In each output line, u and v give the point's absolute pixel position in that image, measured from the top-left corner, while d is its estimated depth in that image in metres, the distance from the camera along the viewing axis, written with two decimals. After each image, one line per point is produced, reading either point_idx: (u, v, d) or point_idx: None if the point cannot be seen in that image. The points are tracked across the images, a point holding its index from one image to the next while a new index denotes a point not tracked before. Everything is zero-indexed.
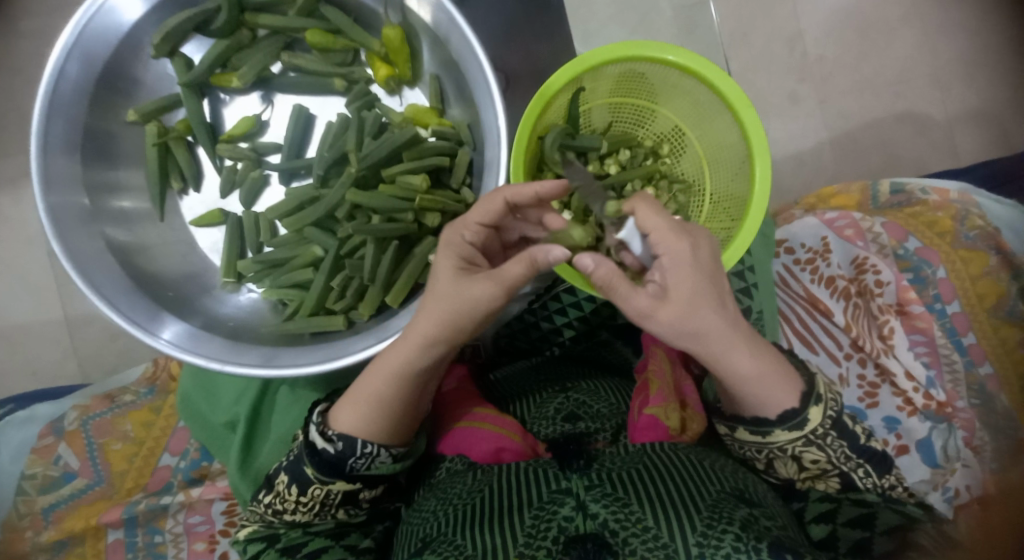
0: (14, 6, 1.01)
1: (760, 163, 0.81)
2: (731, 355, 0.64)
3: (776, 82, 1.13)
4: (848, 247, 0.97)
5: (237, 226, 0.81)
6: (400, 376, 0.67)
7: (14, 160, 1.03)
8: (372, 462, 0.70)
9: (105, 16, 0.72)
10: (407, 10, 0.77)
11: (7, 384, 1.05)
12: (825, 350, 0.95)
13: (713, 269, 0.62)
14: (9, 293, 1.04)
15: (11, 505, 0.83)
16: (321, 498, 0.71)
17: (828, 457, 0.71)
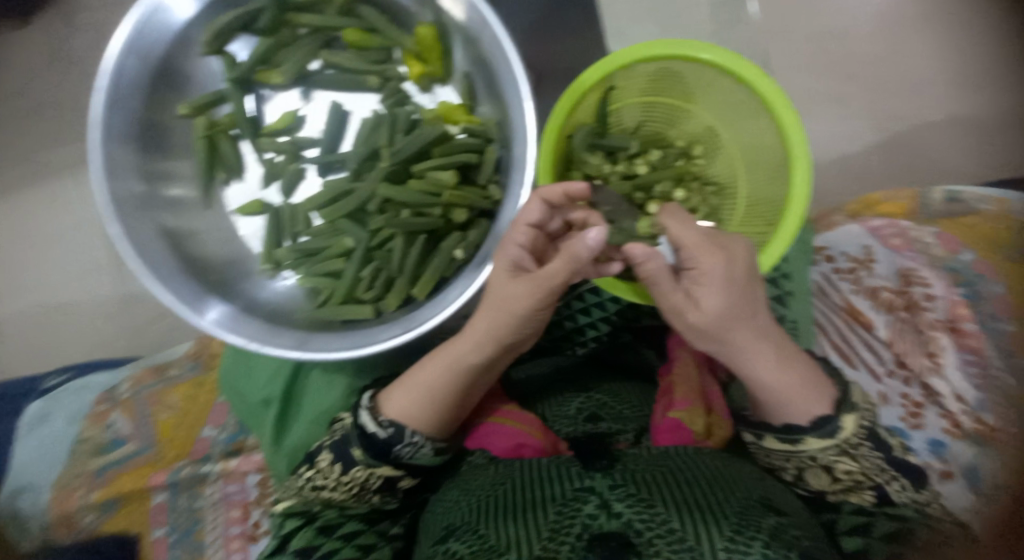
0: (76, 3, 1.09)
1: (798, 166, 0.79)
2: (753, 352, 0.70)
3: (820, 84, 1.10)
4: (895, 257, 0.92)
5: (276, 216, 0.85)
6: (469, 371, 0.73)
7: (70, 147, 1.10)
8: (417, 453, 0.74)
9: (161, 15, 0.77)
10: (441, 11, 0.81)
11: (58, 357, 1.11)
12: (864, 365, 0.90)
13: (743, 286, 0.67)
14: (69, 273, 1.12)
15: (64, 465, 0.88)
16: (360, 483, 0.75)
17: (862, 467, 0.72)
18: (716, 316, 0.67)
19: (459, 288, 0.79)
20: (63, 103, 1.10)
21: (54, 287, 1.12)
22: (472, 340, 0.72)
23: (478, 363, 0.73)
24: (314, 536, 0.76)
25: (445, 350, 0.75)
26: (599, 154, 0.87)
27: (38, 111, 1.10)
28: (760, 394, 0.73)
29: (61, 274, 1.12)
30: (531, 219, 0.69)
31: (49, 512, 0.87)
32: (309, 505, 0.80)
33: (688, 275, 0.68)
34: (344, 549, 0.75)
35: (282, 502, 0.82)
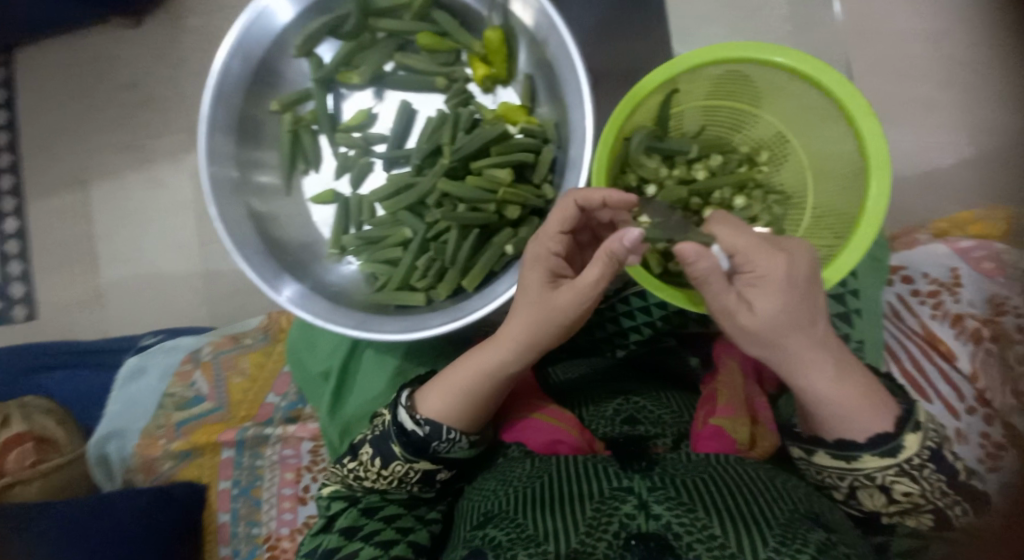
0: (182, 7, 1.22)
1: (875, 181, 0.74)
2: (811, 369, 0.65)
3: (905, 86, 1.09)
4: (984, 282, 0.85)
5: (345, 206, 0.92)
6: (501, 376, 0.73)
7: (171, 138, 1.22)
8: (452, 447, 0.76)
9: (264, 19, 0.86)
10: (510, 14, 0.85)
11: (148, 322, 1.22)
12: (940, 398, 0.84)
13: (808, 289, 0.62)
14: (164, 248, 1.23)
15: (151, 416, 1.00)
16: (400, 474, 0.78)
17: (923, 490, 0.67)
18: (769, 324, 0.62)
19: (507, 280, 0.81)
20: (170, 97, 1.22)
21: (150, 259, 1.23)
22: (506, 341, 0.72)
23: (512, 363, 0.73)
24: (358, 516, 0.80)
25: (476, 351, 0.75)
26: (657, 158, 0.86)
27: (145, 100, 1.23)
28: (818, 412, 0.68)
29: (157, 248, 1.23)
30: (563, 225, 0.70)
31: (137, 456, 0.99)
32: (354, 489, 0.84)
33: (742, 278, 0.64)
34: (384, 530, 0.78)
35: (330, 486, 0.87)
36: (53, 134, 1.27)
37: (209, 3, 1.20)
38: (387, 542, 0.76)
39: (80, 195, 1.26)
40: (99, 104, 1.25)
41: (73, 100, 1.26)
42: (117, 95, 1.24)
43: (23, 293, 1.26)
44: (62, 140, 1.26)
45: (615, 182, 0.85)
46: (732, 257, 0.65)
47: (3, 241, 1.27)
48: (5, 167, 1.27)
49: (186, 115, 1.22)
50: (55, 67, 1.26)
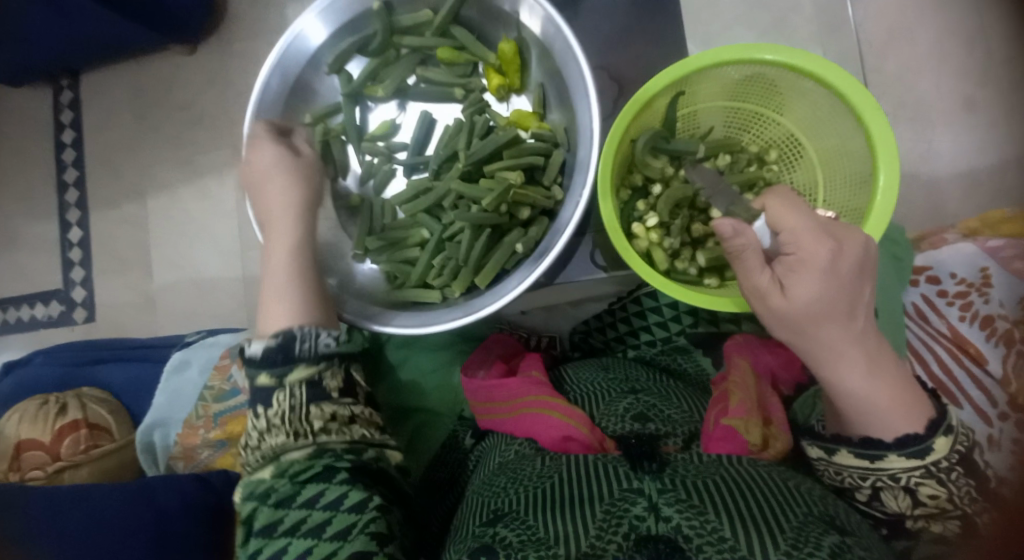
0: (234, 34, 1.34)
1: (884, 175, 0.74)
2: (843, 355, 0.68)
3: (946, 86, 1.08)
4: (1016, 283, 0.83)
5: (369, 211, 0.97)
6: (296, 268, 0.82)
7: (223, 152, 1.34)
8: (316, 348, 0.76)
9: (297, 42, 0.93)
10: (523, 27, 0.90)
11: (195, 323, 1.32)
12: (970, 401, 0.81)
13: (850, 278, 0.67)
14: (210, 253, 1.33)
15: (193, 406, 1.07)
16: (290, 404, 0.74)
17: (949, 494, 0.68)
18: (800, 308, 0.67)
19: (515, 280, 0.84)
20: (220, 116, 1.34)
21: (198, 264, 1.34)
22: (278, 223, 0.84)
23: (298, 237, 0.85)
24: (273, 510, 0.70)
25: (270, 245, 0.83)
26: (664, 158, 0.88)
27: (195, 119, 1.36)
28: (844, 403, 0.70)
29: (205, 254, 1.33)
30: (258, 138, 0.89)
31: (177, 446, 1.05)
32: (259, 469, 0.73)
33: (781, 263, 0.69)
34: (311, 516, 0.69)
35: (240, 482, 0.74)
36: (113, 151, 1.40)
37: (254, 29, 1.33)
38: (320, 527, 0.69)
39: (137, 206, 1.38)
40: (155, 123, 1.38)
41: (132, 120, 1.39)
42: (174, 116, 1.37)
43: (83, 296, 1.38)
44: (121, 156, 1.39)
45: (621, 182, 0.88)
46: (778, 236, 0.71)
47: (67, 248, 1.40)
48: (71, 181, 1.41)
49: (234, 132, 1.33)
50: (117, 91, 1.40)
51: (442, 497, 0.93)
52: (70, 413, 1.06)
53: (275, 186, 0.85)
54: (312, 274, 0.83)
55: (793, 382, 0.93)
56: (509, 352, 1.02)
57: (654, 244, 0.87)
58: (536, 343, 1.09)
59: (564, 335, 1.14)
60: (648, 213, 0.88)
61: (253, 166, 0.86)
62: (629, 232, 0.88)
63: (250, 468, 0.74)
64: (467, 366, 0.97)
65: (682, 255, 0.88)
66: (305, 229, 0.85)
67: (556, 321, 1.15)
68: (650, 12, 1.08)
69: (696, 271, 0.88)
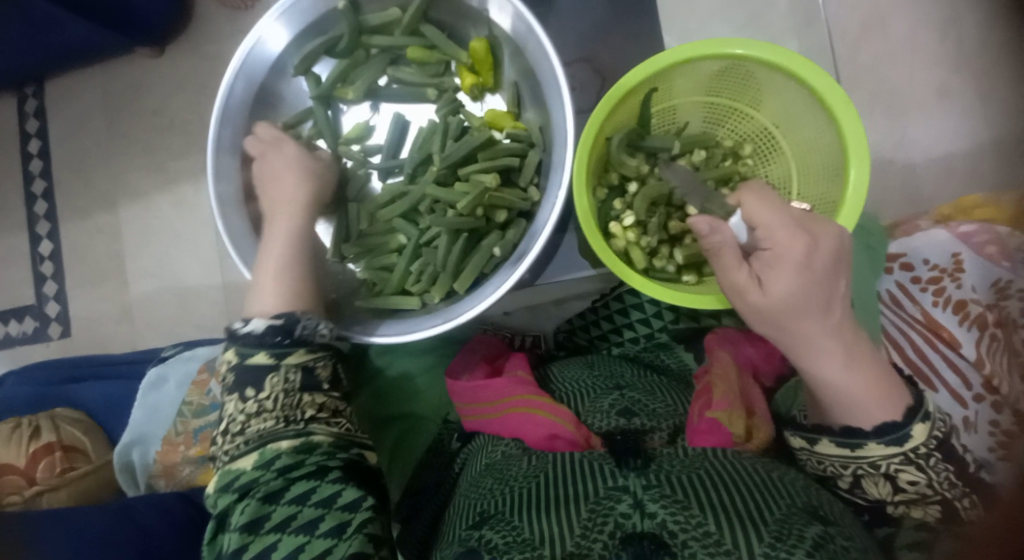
0: (202, 36, 1.30)
1: (855, 167, 0.74)
2: (821, 351, 0.68)
3: None
4: (990, 268, 0.83)
5: (344, 216, 0.95)
6: (286, 258, 0.83)
7: (196, 158, 1.30)
8: (315, 335, 0.77)
9: (261, 48, 0.91)
10: (493, 25, 0.88)
11: (175, 334, 1.30)
12: (946, 386, 0.82)
13: (825, 273, 0.67)
14: (189, 262, 1.30)
15: (172, 423, 1.06)
16: (284, 389, 0.74)
17: (928, 479, 0.69)
18: (779, 304, 0.67)
19: (499, 279, 0.83)
20: (191, 120, 1.31)
21: (176, 273, 1.31)
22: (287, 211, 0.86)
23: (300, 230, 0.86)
24: (261, 505, 0.68)
25: (273, 231, 0.85)
26: (640, 156, 0.87)
27: (167, 124, 1.32)
28: (828, 397, 0.71)
29: (183, 263, 1.31)
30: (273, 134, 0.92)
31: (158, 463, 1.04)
32: (241, 462, 0.71)
33: (759, 258, 0.69)
34: (302, 512, 0.68)
35: (216, 476, 0.72)
36: (81, 160, 1.36)
37: (223, 30, 1.29)
38: (310, 524, 0.68)
39: (109, 216, 1.35)
40: (123, 130, 1.34)
41: (100, 127, 1.35)
42: (143, 121, 1.33)
43: (57, 311, 1.35)
44: (90, 166, 1.36)
45: (596, 181, 0.87)
46: (755, 230, 0.71)
47: (38, 262, 1.37)
48: (39, 192, 1.37)
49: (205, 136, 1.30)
50: (84, 98, 1.36)
51: (424, 504, 0.90)
52: (44, 436, 1.04)
53: (287, 176, 0.88)
54: (305, 269, 0.84)
55: (775, 373, 0.94)
56: (493, 352, 1.01)
57: (632, 244, 0.87)
58: (520, 343, 1.09)
59: (548, 333, 1.12)
60: (625, 212, 0.87)
61: (268, 155, 0.89)
62: (606, 231, 0.87)
63: (229, 462, 0.72)
64: (452, 370, 0.96)
65: (660, 253, 0.88)
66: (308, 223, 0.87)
67: (540, 321, 1.12)
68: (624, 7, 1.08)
69: (674, 268, 0.88)
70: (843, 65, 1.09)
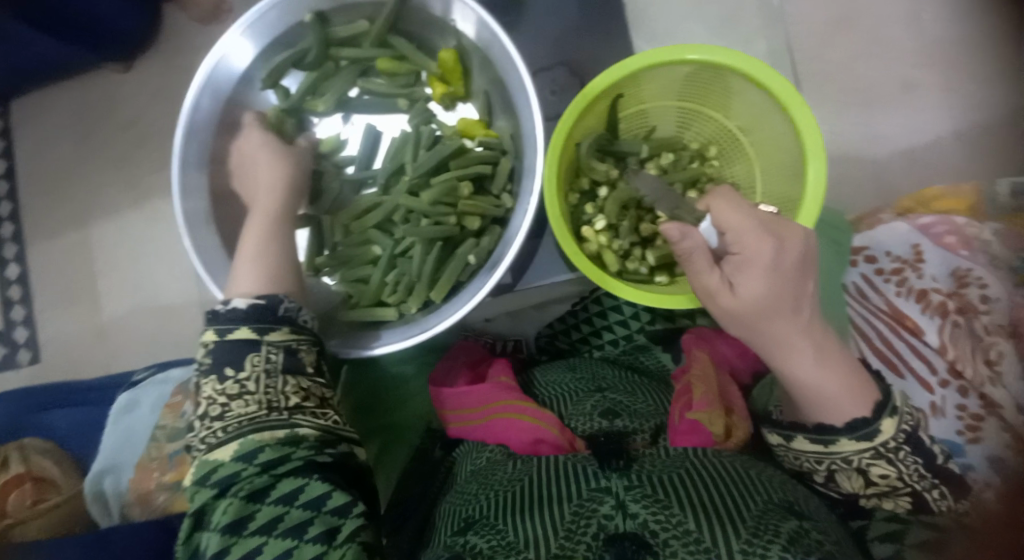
0: (175, 49, 1.28)
1: (813, 166, 0.77)
2: (794, 347, 0.70)
3: (889, 65, 1.08)
4: (949, 257, 0.86)
5: (319, 227, 0.95)
6: (264, 242, 0.82)
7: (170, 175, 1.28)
8: (298, 317, 0.75)
9: (227, 63, 0.91)
10: (459, 36, 0.89)
11: (152, 354, 1.27)
12: (913, 371, 0.84)
13: (792, 272, 0.69)
14: (164, 280, 1.28)
15: (145, 446, 1.05)
16: (266, 370, 0.70)
17: (899, 473, 0.71)
18: (750, 305, 0.69)
19: (474, 287, 0.84)
20: (165, 136, 1.29)
21: (149, 293, 1.29)
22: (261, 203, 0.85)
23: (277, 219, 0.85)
24: (245, 504, 0.64)
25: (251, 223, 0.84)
26: (610, 160, 0.89)
27: (141, 140, 1.29)
28: (801, 397, 0.73)
29: (159, 281, 1.28)
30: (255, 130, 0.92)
31: (130, 494, 1.00)
32: (222, 452, 0.67)
33: (729, 261, 0.71)
34: (290, 514, 0.65)
35: (193, 468, 0.68)
36: (50, 180, 1.33)
37: (196, 44, 1.27)
38: (299, 527, 0.65)
39: (79, 236, 1.32)
40: (94, 148, 1.31)
41: (69, 147, 1.32)
42: (115, 138, 1.30)
43: (26, 337, 1.31)
44: (59, 185, 1.32)
45: (568, 186, 0.89)
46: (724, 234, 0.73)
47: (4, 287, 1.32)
48: (4, 215, 1.33)
49: None
50: (49, 116, 1.33)
51: (410, 513, 0.90)
52: (14, 468, 1.02)
53: (263, 163, 0.88)
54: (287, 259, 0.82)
55: (750, 369, 0.96)
56: (472, 358, 1.01)
57: (604, 247, 0.88)
58: (502, 348, 1.09)
59: (529, 338, 1.13)
60: (597, 216, 0.88)
61: (246, 151, 0.90)
62: (579, 235, 0.88)
63: (207, 454, 0.68)
64: (436, 380, 0.97)
65: (633, 256, 0.89)
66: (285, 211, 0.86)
67: (523, 325, 1.13)
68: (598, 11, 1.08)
69: (647, 270, 0.89)
70: (812, 63, 1.10)
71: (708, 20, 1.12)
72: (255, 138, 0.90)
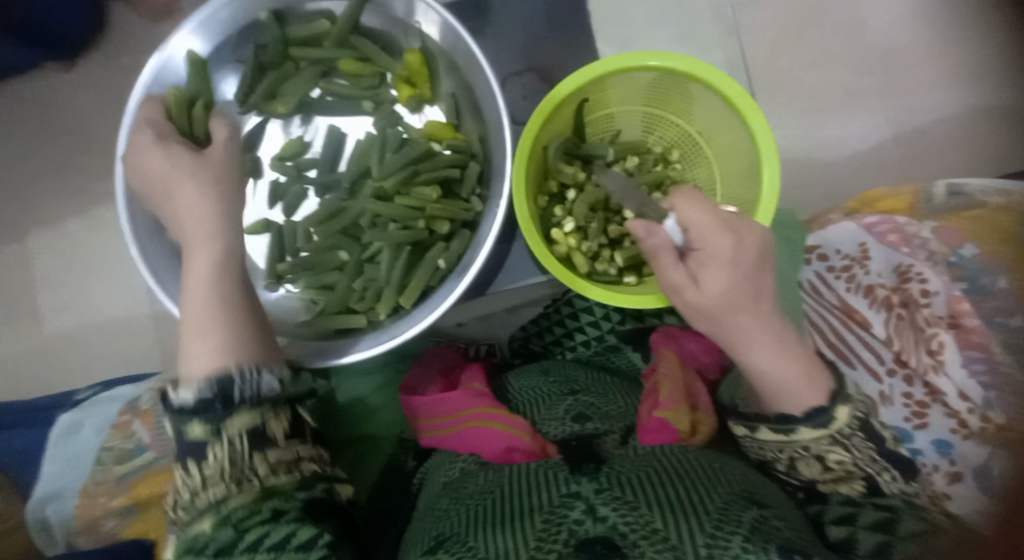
0: (118, 47, 1.21)
1: (768, 169, 0.80)
2: (761, 350, 0.74)
3: (833, 74, 1.15)
4: (891, 254, 0.91)
5: (278, 235, 0.92)
6: (211, 293, 0.73)
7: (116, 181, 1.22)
8: (260, 392, 0.67)
9: (175, 64, 0.88)
10: (425, 38, 0.90)
11: (98, 370, 1.20)
12: (862, 364, 0.90)
13: (752, 268, 0.72)
14: (112, 292, 1.22)
15: (90, 471, 0.99)
16: (229, 458, 0.65)
17: (853, 458, 0.75)
18: (713, 299, 0.72)
19: (444, 292, 0.84)
20: (108, 139, 1.22)
21: (95, 306, 1.22)
22: (202, 244, 0.75)
23: (225, 256, 0.76)
24: None
25: (194, 271, 0.75)
26: (578, 164, 0.90)
27: (83, 143, 1.22)
28: (765, 387, 0.76)
29: (107, 294, 1.22)
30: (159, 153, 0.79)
31: (78, 519, 0.96)
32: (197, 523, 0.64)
33: (693, 258, 0.73)
34: None
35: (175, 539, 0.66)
36: None
37: (143, 43, 1.21)
38: None
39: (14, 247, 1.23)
40: (29, 151, 1.22)
41: None
42: (54, 141, 1.22)
43: None
44: None
45: (538, 189, 0.90)
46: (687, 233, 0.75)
47: None
48: None
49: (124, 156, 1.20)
50: None
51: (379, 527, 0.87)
52: None
53: (182, 194, 0.77)
54: (239, 304, 0.74)
55: (717, 365, 0.99)
56: (445, 363, 1.02)
57: (573, 249, 0.89)
58: (474, 353, 1.09)
59: (502, 342, 1.12)
60: (565, 218, 0.90)
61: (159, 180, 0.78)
62: (548, 237, 0.89)
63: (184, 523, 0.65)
64: (410, 385, 0.97)
65: (602, 257, 0.90)
66: (231, 249, 0.76)
67: (494, 329, 1.12)
68: (561, 18, 1.12)
69: (616, 271, 0.90)
70: (766, 71, 1.15)
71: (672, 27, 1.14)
72: (162, 165, 0.79)
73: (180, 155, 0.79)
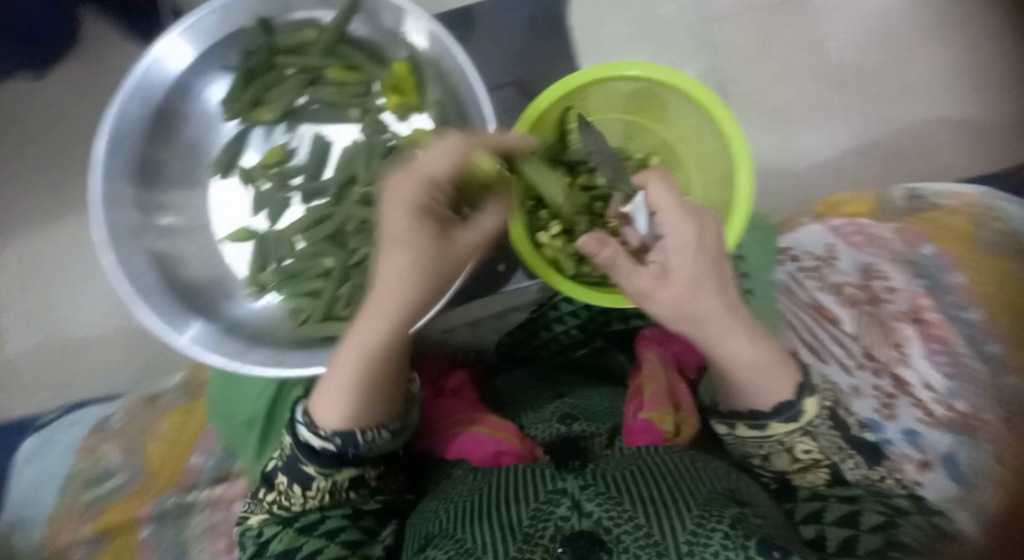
0: (92, 56, 1.19)
1: (742, 171, 0.84)
2: (730, 339, 0.73)
3: (795, 88, 1.22)
4: (857, 254, 0.97)
5: (262, 244, 0.93)
6: (366, 356, 0.70)
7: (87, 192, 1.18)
8: (372, 442, 0.73)
9: (158, 68, 0.87)
10: (412, 48, 0.92)
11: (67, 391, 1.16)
12: (835, 360, 0.93)
13: (713, 258, 0.74)
14: (81, 310, 1.18)
15: (55, 500, 0.95)
16: (329, 487, 0.75)
17: (820, 446, 0.79)
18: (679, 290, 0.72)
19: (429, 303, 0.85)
20: (80, 149, 1.18)
21: (64, 325, 1.18)
22: (382, 315, 0.70)
23: (393, 334, 0.70)
24: (298, 535, 0.73)
25: (361, 326, 0.71)
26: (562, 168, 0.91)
27: (52, 153, 1.19)
28: (740, 373, 0.75)
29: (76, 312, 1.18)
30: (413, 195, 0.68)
31: (46, 548, 0.92)
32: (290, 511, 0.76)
33: (659, 252, 0.75)
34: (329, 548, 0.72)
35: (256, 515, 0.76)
36: None
37: (118, 52, 1.19)
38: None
39: None
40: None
41: None
42: (21, 150, 1.19)
43: None
44: None
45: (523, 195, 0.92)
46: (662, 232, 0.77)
47: None
48: None
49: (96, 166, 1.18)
50: None
51: None
52: None
53: (396, 254, 0.69)
54: (387, 373, 0.71)
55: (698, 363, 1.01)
56: (435, 370, 1.03)
57: (560, 253, 0.91)
58: (463, 358, 1.11)
59: (490, 347, 1.12)
60: (552, 222, 0.92)
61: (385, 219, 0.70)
62: (536, 242, 0.91)
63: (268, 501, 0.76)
64: None
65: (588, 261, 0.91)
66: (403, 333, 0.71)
67: (483, 334, 1.12)
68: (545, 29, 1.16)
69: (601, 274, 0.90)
70: (735, 85, 1.21)
71: (646, 43, 1.19)
72: (398, 197, 0.68)
73: (435, 194, 0.70)
